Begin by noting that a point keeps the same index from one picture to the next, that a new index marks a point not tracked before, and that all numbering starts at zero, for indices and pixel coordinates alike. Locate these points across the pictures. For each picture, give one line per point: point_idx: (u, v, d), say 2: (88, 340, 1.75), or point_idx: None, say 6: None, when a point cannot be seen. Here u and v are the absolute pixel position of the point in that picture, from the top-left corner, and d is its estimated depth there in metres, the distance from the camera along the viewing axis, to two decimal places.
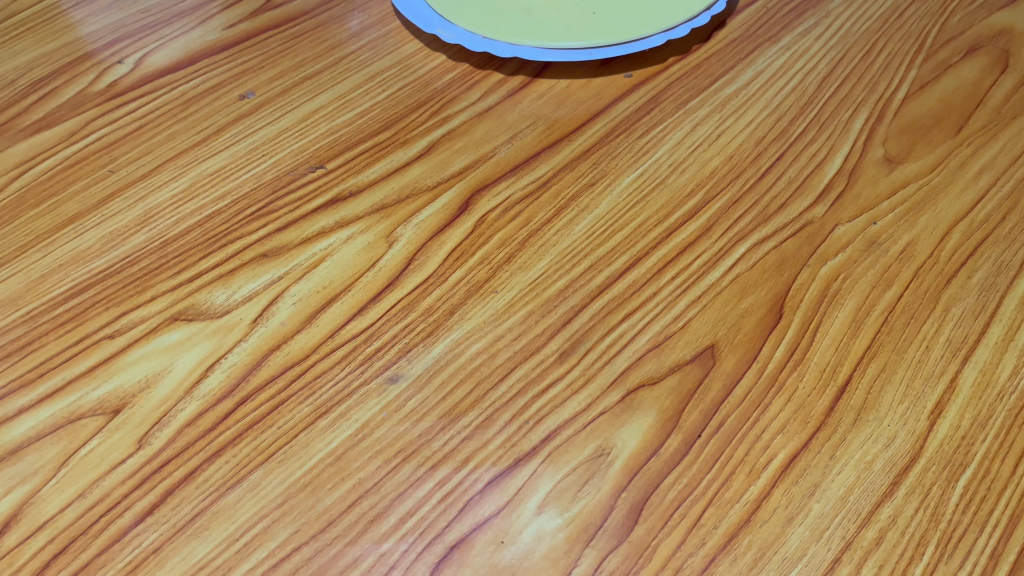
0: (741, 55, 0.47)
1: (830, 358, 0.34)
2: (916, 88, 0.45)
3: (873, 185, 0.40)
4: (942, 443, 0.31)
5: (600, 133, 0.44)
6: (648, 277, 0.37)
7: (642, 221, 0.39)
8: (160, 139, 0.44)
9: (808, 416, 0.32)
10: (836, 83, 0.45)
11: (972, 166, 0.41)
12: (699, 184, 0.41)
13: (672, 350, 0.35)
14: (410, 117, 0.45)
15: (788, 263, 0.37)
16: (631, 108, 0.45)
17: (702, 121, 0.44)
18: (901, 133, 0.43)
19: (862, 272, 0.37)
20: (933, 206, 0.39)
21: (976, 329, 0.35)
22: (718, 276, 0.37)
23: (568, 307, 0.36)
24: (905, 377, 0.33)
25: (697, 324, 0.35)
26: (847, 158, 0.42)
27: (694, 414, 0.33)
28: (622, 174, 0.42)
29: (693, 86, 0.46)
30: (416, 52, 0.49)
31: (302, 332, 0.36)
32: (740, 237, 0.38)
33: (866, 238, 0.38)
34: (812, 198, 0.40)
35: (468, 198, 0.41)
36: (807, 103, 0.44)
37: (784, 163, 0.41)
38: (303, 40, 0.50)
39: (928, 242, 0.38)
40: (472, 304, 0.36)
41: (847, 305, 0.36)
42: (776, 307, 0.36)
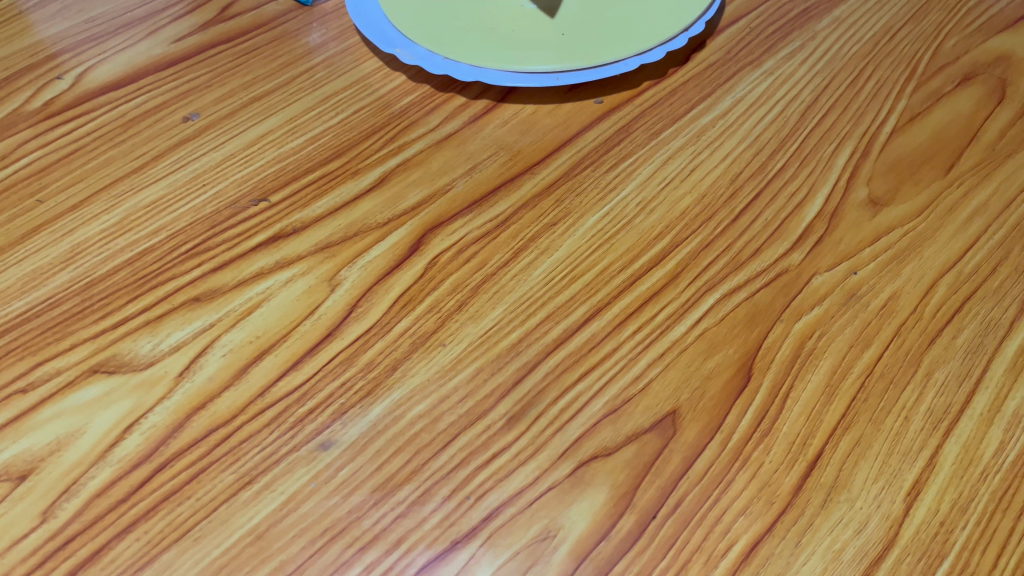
0: (720, 80, 0.45)
1: (800, 429, 0.31)
2: (905, 121, 0.42)
3: (855, 230, 0.37)
4: (918, 531, 0.29)
5: (565, 165, 0.41)
6: (608, 330, 0.34)
7: (605, 266, 0.37)
8: (95, 165, 0.41)
9: (773, 495, 0.30)
10: (819, 114, 0.42)
11: (963, 209, 0.38)
12: (667, 225, 0.38)
13: (629, 416, 0.32)
14: (364, 143, 0.42)
15: (760, 317, 0.34)
16: (600, 138, 0.42)
17: (675, 154, 0.41)
18: (888, 171, 0.40)
19: (839, 329, 0.34)
20: (918, 255, 0.36)
21: (960, 397, 0.32)
22: (684, 331, 0.34)
23: (520, 364, 0.33)
24: (881, 453, 0.30)
25: (658, 386, 0.33)
26: (828, 198, 0.39)
27: (650, 491, 0.30)
28: (587, 213, 0.39)
29: (668, 114, 0.43)
30: (375, 71, 0.46)
31: (230, 389, 0.33)
32: (708, 287, 0.36)
33: (844, 290, 0.35)
34: (789, 243, 0.37)
35: (420, 237, 0.38)
36: (788, 135, 0.42)
37: (760, 203, 0.39)
38: (256, 57, 0.47)
39: (911, 295, 0.35)
40: (416, 359, 0.34)
41: (822, 366, 0.33)
42: (745, 368, 0.33)
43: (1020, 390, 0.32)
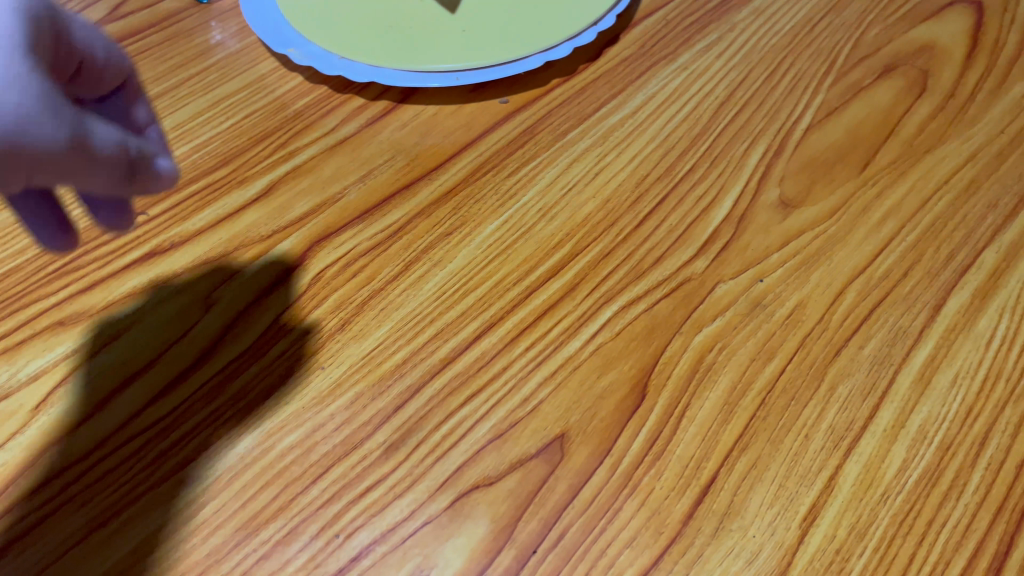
0: (632, 76, 0.43)
1: (694, 451, 0.29)
2: (822, 116, 0.40)
3: (764, 234, 0.36)
4: (812, 560, 0.27)
5: (465, 170, 0.39)
6: (499, 347, 0.32)
7: (500, 278, 0.35)
8: None
9: (663, 524, 0.28)
10: (733, 110, 0.41)
11: (876, 210, 0.36)
12: (567, 233, 0.36)
13: (515, 441, 0.30)
14: (253, 150, 0.40)
15: (659, 330, 0.33)
16: (503, 139, 0.40)
17: (580, 155, 0.39)
18: (800, 171, 0.38)
19: (740, 341, 0.32)
20: (827, 260, 0.35)
21: (864, 412, 0.30)
22: (578, 347, 0.32)
23: (403, 387, 0.31)
24: (778, 475, 0.29)
25: (548, 408, 0.31)
26: (737, 201, 0.37)
27: (532, 523, 0.28)
28: (484, 221, 0.37)
29: (576, 113, 0.41)
30: (272, 72, 0.44)
31: (89, 422, 0.31)
32: (607, 299, 0.34)
33: (749, 299, 0.33)
34: (694, 250, 0.35)
35: (306, 250, 0.36)
36: (700, 133, 0.40)
37: (666, 207, 0.37)
38: (145, 58, 0.44)
39: (818, 304, 0.33)
40: (293, 384, 0.32)
41: (720, 382, 0.31)
42: (640, 386, 0.31)
43: (927, 404, 0.30)
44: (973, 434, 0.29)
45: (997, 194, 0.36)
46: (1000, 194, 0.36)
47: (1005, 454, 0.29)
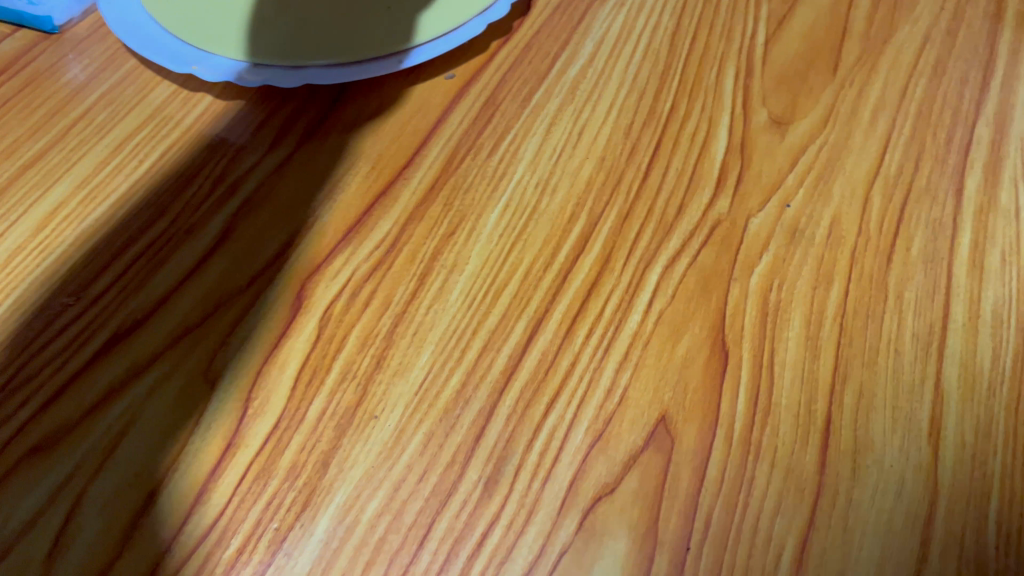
0: (572, 23, 0.40)
1: (800, 396, 0.28)
2: (774, 28, 0.39)
3: (771, 157, 0.34)
4: (955, 473, 0.26)
5: (440, 159, 0.35)
6: (559, 343, 0.29)
7: (527, 267, 0.31)
8: None
9: (801, 480, 0.26)
10: (688, 38, 0.39)
11: (864, 109, 0.36)
12: (577, 203, 0.33)
13: (618, 439, 0.27)
14: (189, 191, 0.34)
15: (713, 281, 0.31)
16: (466, 118, 0.36)
17: (556, 117, 0.36)
18: (778, 86, 0.37)
19: (796, 272, 0.31)
20: (841, 169, 0.34)
21: (938, 312, 0.30)
22: (640, 320, 0.30)
23: (473, 414, 0.28)
24: (888, 398, 0.28)
25: (636, 393, 0.28)
26: (731, 130, 0.35)
27: (673, 519, 0.26)
28: (484, 211, 0.33)
29: (532, 73, 0.38)
30: (171, 97, 0.38)
31: (124, 556, 0.25)
32: (647, 262, 0.31)
33: (785, 227, 0.32)
34: (711, 190, 0.33)
35: (299, 289, 0.31)
36: (666, 68, 0.38)
37: (664, 152, 0.35)
38: (8, 112, 0.37)
39: (851, 215, 0.32)
40: (349, 444, 0.27)
41: (794, 319, 0.30)
42: (718, 344, 0.29)
43: (990, 288, 0.30)
44: None
45: (964, 69, 0.37)
46: (967, 69, 0.37)
47: None
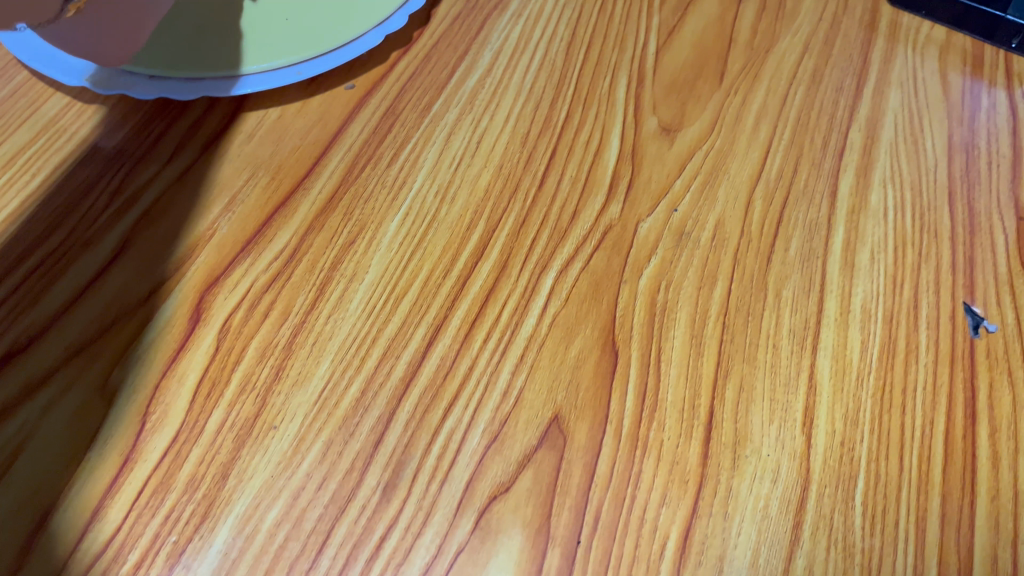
0: (470, 33, 0.41)
1: (685, 392, 0.29)
2: (664, 38, 0.41)
3: (660, 163, 0.36)
4: (825, 459, 0.28)
5: (340, 169, 0.35)
6: (456, 349, 0.30)
7: (426, 275, 0.32)
8: None
9: (685, 471, 0.28)
10: (583, 47, 0.40)
11: (748, 115, 0.38)
12: (475, 211, 0.34)
13: (513, 439, 0.28)
14: (85, 205, 0.34)
15: (604, 284, 0.32)
16: (366, 129, 0.37)
17: (455, 126, 0.37)
18: (668, 94, 0.38)
19: (682, 274, 0.32)
20: (726, 174, 0.35)
21: (813, 308, 0.32)
22: (535, 324, 0.31)
23: (372, 421, 0.29)
24: (767, 391, 0.29)
25: (531, 394, 0.29)
26: (622, 138, 0.37)
27: (564, 514, 0.27)
28: (384, 220, 0.34)
29: (431, 83, 0.38)
30: (65, 109, 0.37)
31: None
32: (542, 267, 0.33)
33: (672, 230, 0.34)
34: (603, 196, 0.35)
35: (197, 301, 0.31)
36: (561, 77, 0.39)
37: (559, 160, 0.36)
38: None
39: (735, 218, 0.34)
40: (248, 455, 0.28)
41: (680, 319, 0.31)
42: (609, 345, 0.31)
43: (861, 285, 0.32)
44: (906, 300, 0.32)
45: (840, 77, 0.39)
46: (843, 77, 0.39)
47: (937, 310, 0.31)
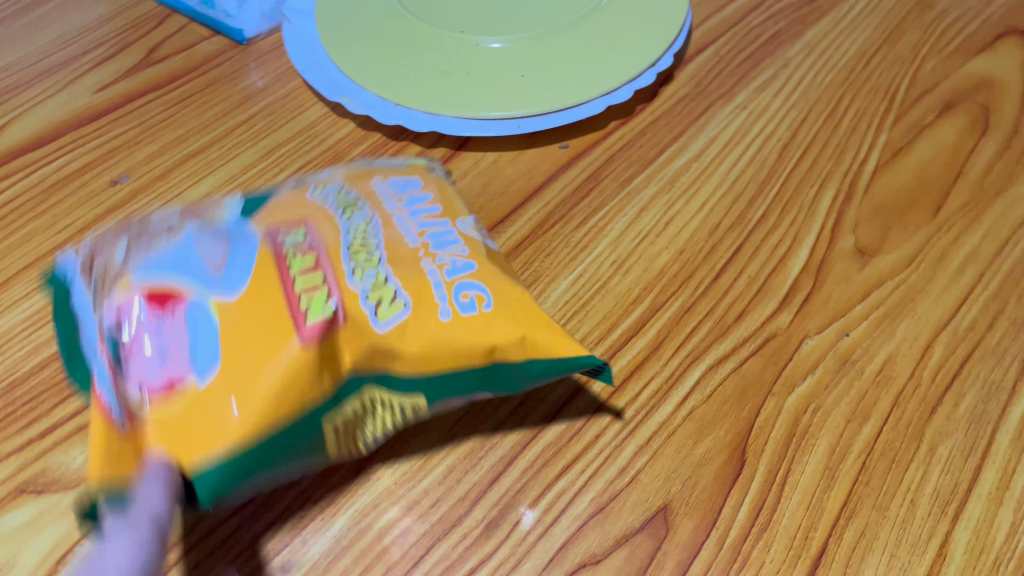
0: (690, 117, 0.42)
1: (801, 519, 0.29)
2: (887, 158, 0.40)
3: (844, 284, 0.35)
4: None
5: (533, 222, 0.38)
6: (589, 415, 0.32)
7: (581, 337, 0.34)
8: (14, 241, 0.38)
9: None
10: (798, 152, 0.40)
11: (954, 256, 0.36)
12: (645, 287, 0.35)
13: (618, 515, 0.29)
14: None
15: (751, 391, 0.32)
16: (567, 188, 0.39)
17: (649, 204, 0.38)
18: (873, 216, 0.38)
19: (834, 401, 0.32)
20: (912, 311, 0.34)
21: (967, 474, 0.30)
22: (671, 412, 0.32)
23: (495, 459, 0.31)
24: (889, 544, 0.28)
25: (647, 478, 0.30)
26: (813, 249, 0.36)
27: None
28: (558, 276, 0.36)
29: (639, 158, 0.40)
30: (323, 117, 0.43)
31: None
32: (694, 358, 0.33)
33: (837, 355, 0.33)
34: (776, 303, 0.35)
35: None
36: (767, 177, 0.39)
37: (742, 257, 0.36)
38: (188, 105, 0.43)
39: (908, 358, 0.33)
40: (382, 459, 0.31)
41: (819, 446, 0.31)
42: (738, 451, 0.31)
43: None
44: None
45: None
46: None
47: None
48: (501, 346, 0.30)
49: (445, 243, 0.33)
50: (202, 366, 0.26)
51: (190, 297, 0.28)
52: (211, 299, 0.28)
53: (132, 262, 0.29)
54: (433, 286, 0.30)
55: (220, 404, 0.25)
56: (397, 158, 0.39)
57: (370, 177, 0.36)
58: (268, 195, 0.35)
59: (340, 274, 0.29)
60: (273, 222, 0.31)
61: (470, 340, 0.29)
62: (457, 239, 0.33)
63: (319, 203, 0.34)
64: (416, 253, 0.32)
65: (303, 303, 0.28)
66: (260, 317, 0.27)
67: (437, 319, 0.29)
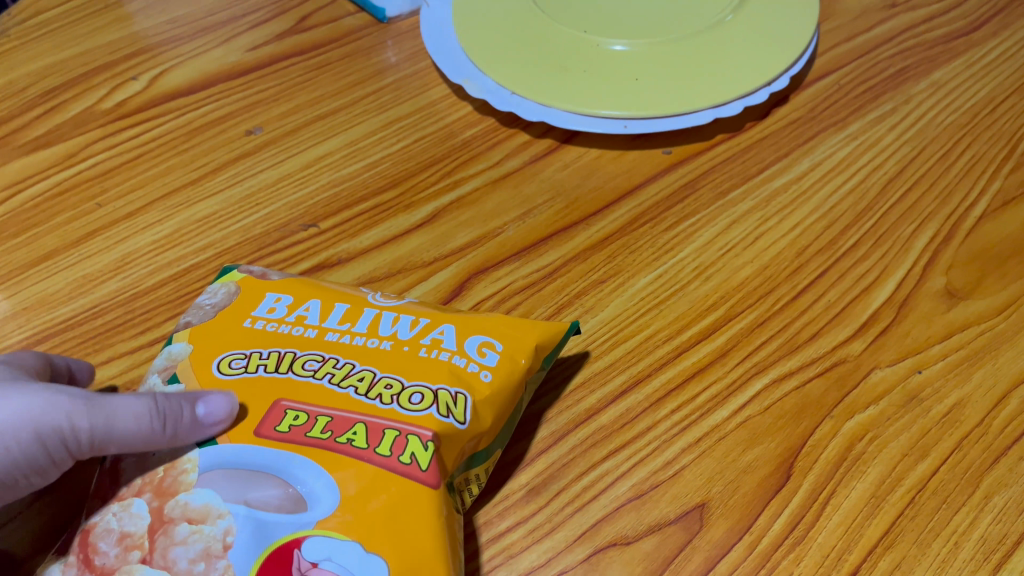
0: (798, 140, 0.42)
1: (838, 540, 0.29)
2: (997, 205, 0.39)
3: (926, 323, 0.35)
4: None
5: (623, 219, 0.39)
6: (645, 406, 0.33)
7: (650, 333, 0.35)
8: (156, 172, 0.42)
9: None
10: (902, 188, 0.40)
11: None
12: (722, 296, 0.36)
13: (655, 504, 0.30)
14: (420, 175, 0.42)
15: (809, 410, 0.32)
16: (662, 193, 0.40)
17: (741, 218, 0.39)
18: (970, 261, 0.37)
19: (893, 434, 0.32)
20: (993, 359, 0.33)
21: (1022, 527, 0.29)
22: (725, 417, 0.32)
23: (548, 432, 0.32)
24: None
25: (689, 474, 0.31)
26: (900, 284, 0.36)
27: None
28: (638, 273, 0.37)
29: (739, 173, 0.41)
30: (443, 99, 0.46)
31: None
32: (758, 370, 0.34)
33: (905, 390, 0.33)
34: (851, 330, 0.35)
35: (463, 281, 0.37)
36: (865, 208, 0.39)
37: (825, 281, 0.36)
38: (325, 72, 0.47)
39: (979, 404, 0.32)
40: None
41: (869, 474, 0.30)
42: (785, 465, 0.31)
43: None
44: None
45: None
46: None
47: None
48: (524, 377, 0.30)
49: (399, 326, 0.30)
50: (323, 517, 0.24)
51: (289, 507, 0.24)
52: (307, 502, 0.24)
53: (173, 501, 0.25)
54: (358, 339, 0.29)
55: (361, 502, 0.24)
56: (252, 268, 0.33)
57: (235, 320, 0.30)
58: (179, 378, 0.28)
59: (385, 411, 0.26)
60: (258, 424, 0.26)
61: (505, 402, 0.29)
62: (388, 313, 0.30)
63: (292, 376, 0.27)
64: (403, 350, 0.29)
65: (380, 442, 0.26)
66: (372, 475, 0.25)
67: (484, 383, 0.28)
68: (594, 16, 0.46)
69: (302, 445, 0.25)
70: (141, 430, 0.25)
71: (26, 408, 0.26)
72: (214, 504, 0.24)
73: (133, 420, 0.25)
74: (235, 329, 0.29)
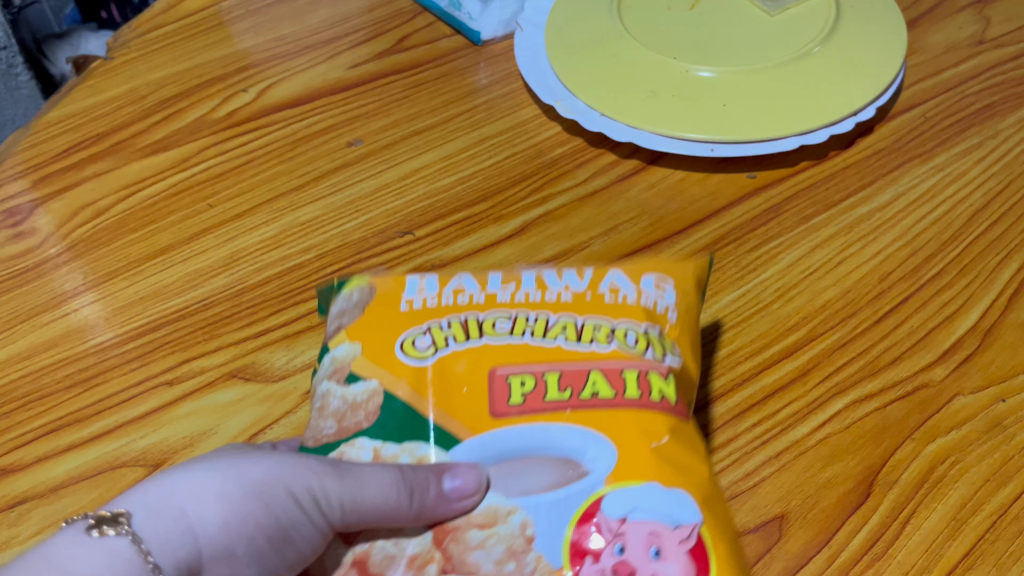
0: (883, 170, 0.43)
1: (917, 559, 0.29)
2: None
3: (1011, 352, 0.35)
4: None
5: (707, 239, 0.40)
6: (726, 419, 0.34)
7: (732, 350, 0.36)
8: (263, 177, 0.45)
9: None
10: (988, 220, 0.40)
11: None
12: (805, 317, 0.37)
13: (735, 513, 0.31)
14: (511, 190, 0.43)
15: (891, 431, 0.33)
16: (746, 215, 0.41)
17: (824, 243, 0.40)
18: None
19: (976, 458, 0.32)
20: None
21: None
22: (806, 433, 0.33)
23: None
24: None
25: (769, 487, 0.32)
26: (985, 313, 0.36)
27: None
28: (720, 291, 0.38)
29: (822, 199, 0.42)
30: (534, 118, 0.47)
31: None
32: (839, 391, 0.34)
33: (988, 417, 0.33)
34: (934, 356, 0.35)
35: None
36: (950, 238, 0.40)
37: (908, 307, 0.37)
38: (421, 91, 0.49)
39: None
40: None
41: (951, 496, 0.31)
42: (866, 483, 0.31)
43: None
44: None
45: None
46: None
47: None
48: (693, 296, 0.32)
49: (566, 279, 0.31)
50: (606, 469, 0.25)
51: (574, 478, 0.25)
52: (589, 470, 0.25)
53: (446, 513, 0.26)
54: (537, 296, 0.30)
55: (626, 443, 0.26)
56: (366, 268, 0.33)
57: (392, 308, 0.30)
58: (357, 376, 0.28)
59: (609, 354, 0.28)
60: (489, 402, 0.27)
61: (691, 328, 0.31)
62: (544, 270, 0.32)
63: (490, 341, 0.29)
64: (587, 298, 0.30)
65: (623, 386, 0.27)
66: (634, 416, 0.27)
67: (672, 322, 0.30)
68: (682, 41, 0.47)
69: (545, 410, 0.27)
70: (390, 503, 0.24)
71: (275, 476, 0.25)
72: (499, 503, 0.25)
73: (382, 492, 0.24)
74: (395, 316, 0.30)
